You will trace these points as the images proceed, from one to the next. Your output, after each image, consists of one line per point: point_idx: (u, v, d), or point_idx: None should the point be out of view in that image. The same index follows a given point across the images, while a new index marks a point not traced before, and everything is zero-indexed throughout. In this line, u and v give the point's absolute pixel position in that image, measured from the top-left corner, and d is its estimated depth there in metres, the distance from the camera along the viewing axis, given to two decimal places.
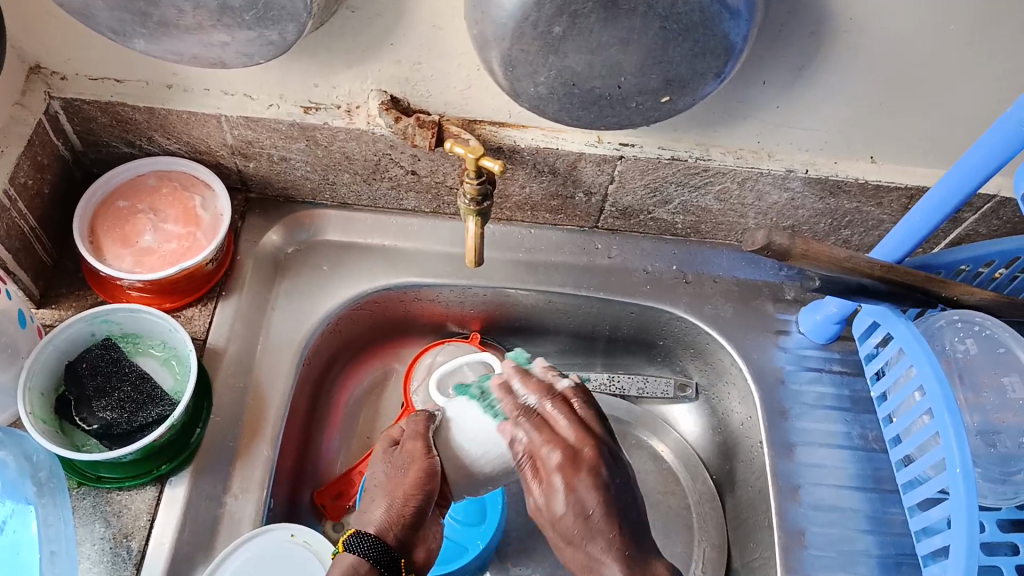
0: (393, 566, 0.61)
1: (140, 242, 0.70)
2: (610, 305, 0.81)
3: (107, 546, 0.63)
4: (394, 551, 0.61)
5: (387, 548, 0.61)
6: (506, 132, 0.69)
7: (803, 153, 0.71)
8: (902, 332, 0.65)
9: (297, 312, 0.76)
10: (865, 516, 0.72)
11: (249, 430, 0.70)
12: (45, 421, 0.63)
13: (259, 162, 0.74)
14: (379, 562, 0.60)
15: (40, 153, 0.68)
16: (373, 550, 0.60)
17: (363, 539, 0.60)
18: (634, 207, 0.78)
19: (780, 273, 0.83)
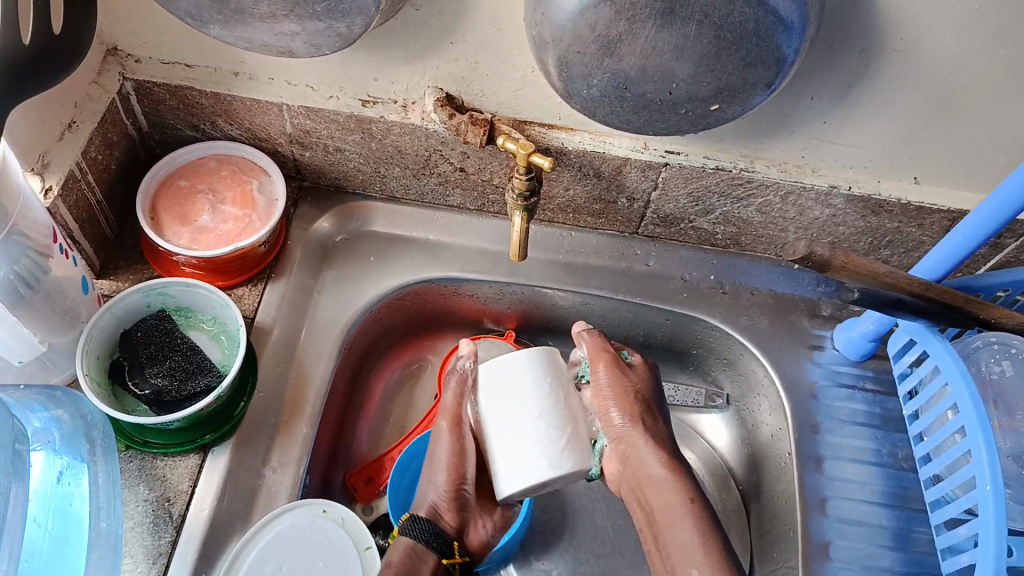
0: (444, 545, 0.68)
1: (198, 221, 0.73)
2: (647, 310, 0.83)
3: (149, 508, 0.65)
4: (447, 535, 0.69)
5: (439, 531, 0.68)
6: (555, 134, 0.71)
7: (847, 170, 0.72)
8: (938, 350, 0.66)
9: (341, 298, 0.79)
10: (891, 533, 0.72)
11: (290, 407, 0.72)
12: (99, 383, 0.66)
13: (315, 151, 0.77)
14: (430, 540, 0.67)
15: (111, 131, 0.72)
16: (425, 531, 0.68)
17: (417, 524, 0.68)
18: (675, 215, 0.79)
19: (817, 288, 0.84)
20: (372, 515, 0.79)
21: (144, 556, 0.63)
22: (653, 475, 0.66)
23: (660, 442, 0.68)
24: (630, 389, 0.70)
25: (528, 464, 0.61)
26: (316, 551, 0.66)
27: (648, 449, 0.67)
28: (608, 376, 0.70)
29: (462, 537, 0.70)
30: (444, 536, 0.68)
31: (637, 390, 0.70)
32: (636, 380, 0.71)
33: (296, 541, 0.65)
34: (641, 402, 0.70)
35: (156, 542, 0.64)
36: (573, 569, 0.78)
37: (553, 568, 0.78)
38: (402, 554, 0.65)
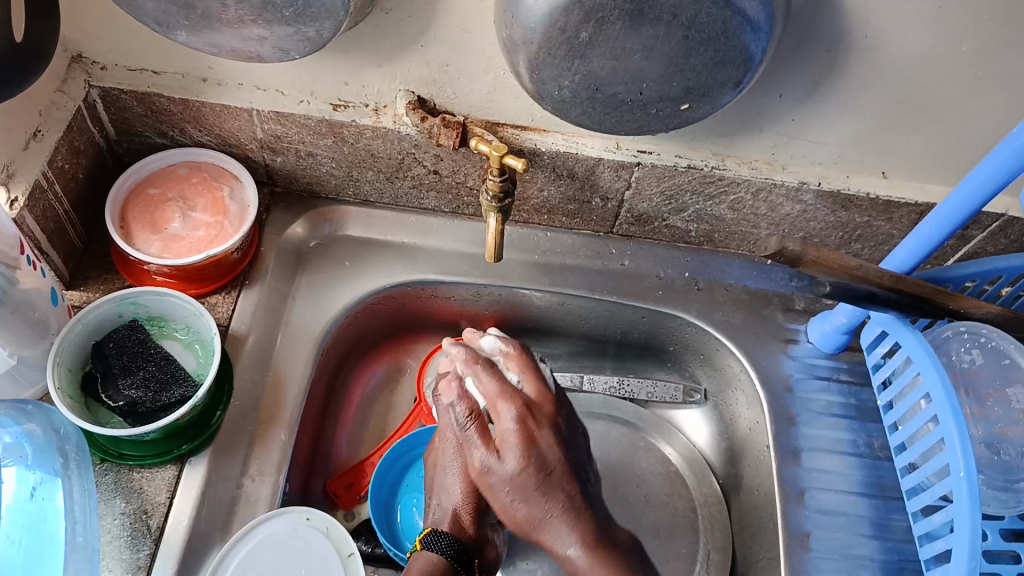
0: (465, 565, 0.66)
1: (169, 229, 0.72)
2: (623, 308, 0.83)
3: (126, 521, 0.64)
4: (469, 550, 0.67)
5: (461, 547, 0.66)
6: (527, 135, 0.71)
7: (816, 166, 0.73)
8: (909, 341, 0.67)
9: (317, 303, 0.78)
10: (869, 522, 0.73)
11: (268, 415, 0.72)
12: (71, 396, 0.65)
13: (287, 156, 0.76)
14: (455, 558, 0.65)
15: (77, 140, 0.71)
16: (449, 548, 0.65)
17: (442, 539, 0.66)
18: (649, 214, 0.80)
19: (790, 283, 0.85)
20: (353, 522, 0.78)
21: (122, 569, 0.62)
22: (569, 559, 0.66)
23: (568, 505, 0.66)
24: (534, 451, 0.65)
25: None
26: (300, 559, 0.65)
27: (554, 538, 0.66)
28: (483, 463, 0.65)
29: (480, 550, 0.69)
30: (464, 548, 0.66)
31: (514, 467, 0.65)
32: (512, 455, 0.65)
33: (277, 549, 0.65)
34: (545, 466, 0.65)
35: (134, 556, 0.63)
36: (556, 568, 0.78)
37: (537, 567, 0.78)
38: (425, 566, 0.64)
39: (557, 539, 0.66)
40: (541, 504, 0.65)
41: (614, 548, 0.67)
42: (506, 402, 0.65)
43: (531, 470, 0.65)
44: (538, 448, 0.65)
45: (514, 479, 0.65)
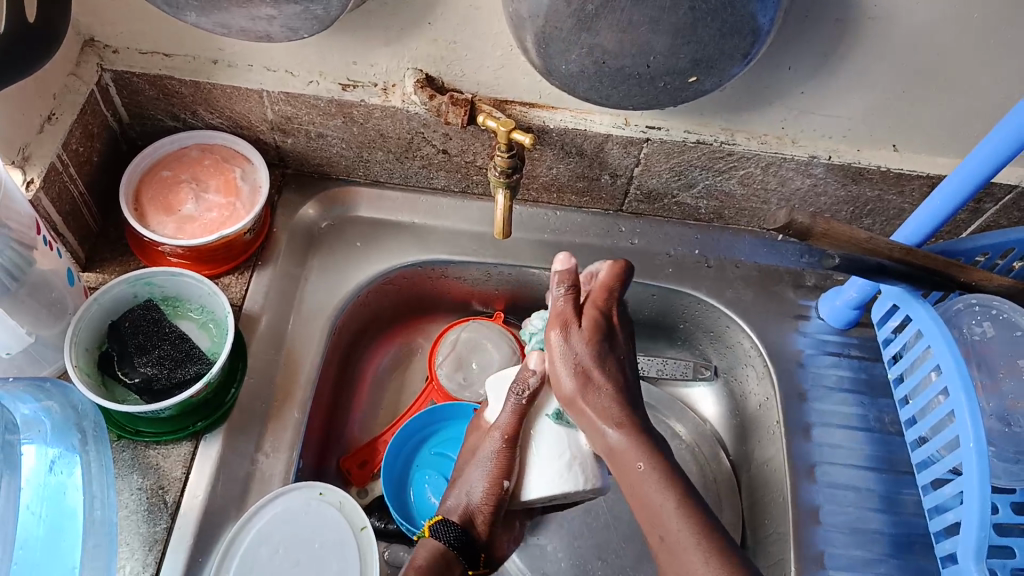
0: (469, 558, 0.68)
1: (182, 210, 0.73)
2: (633, 287, 0.83)
3: (144, 496, 0.65)
4: (477, 544, 0.69)
5: (469, 538, 0.68)
6: (536, 113, 0.71)
7: (826, 140, 0.73)
8: (920, 314, 0.67)
9: (329, 283, 0.79)
10: (879, 496, 0.73)
11: (282, 393, 0.73)
12: (88, 374, 0.66)
13: (297, 137, 0.77)
14: (459, 549, 0.67)
15: (90, 123, 0.71)
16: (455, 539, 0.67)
17: (450, 530, 0.67)
18: (658, 191, 0.80)
19: (801, 259, 0.85)
20: (367, 498, 0.79)
21: (140, 542, 0.64)
22: (608, 440, 0.63)
23: (614, 407, 0.64)
24: (602, 341, 0.66)
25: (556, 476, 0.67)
26: (312, 532, 0.67)
27: (596, 414, 0.64)
28: (556, 345, 0.65)
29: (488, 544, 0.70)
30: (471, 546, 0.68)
31: (584, 350, 0.65)
32: (585, 337, 0.65)
33: (290, 523, 0.66)
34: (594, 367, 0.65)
35: (151, 529, 0.64)
36: (568, 543, 0.79)
37: (548, 542, 0.79)
38: (428, 560, 0.65)
39: (595, 415, 0.64)
40: (591, 396, 0.64)
41: (660, 450, 0.63)
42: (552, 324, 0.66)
43: (600, 357, 0.65)
44: (607, 340, 0.66)
45: (567, 381, 0.65)
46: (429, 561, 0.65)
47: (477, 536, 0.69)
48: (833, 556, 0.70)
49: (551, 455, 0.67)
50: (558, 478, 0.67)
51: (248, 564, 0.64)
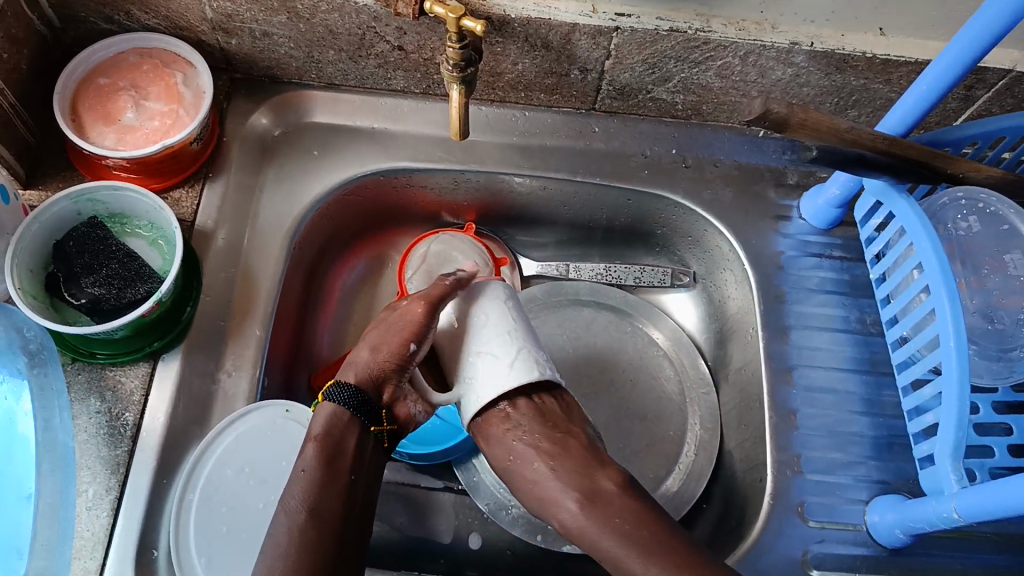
0: (373, 419, 0.63)
1: (123, 119, 0.69)
2: (608, 191, 0.79)
3: (101, 420, 0.64)
4: (378, 402, 0.64)
5: (367, 399, 0.63)
6: (495, 0, 0.64)
7: (808, 25, 0.67)
8: (903, 211, 0.64)
9: (286, 195, 0.75)
10: (859, 398, 0.71)
11: (240, 310, 0.70)
12: (34, 297, 0.63)
13: (242, 38, 0.72)
14: (358, 410, 0.62)
15: (14, 27, 0.66)
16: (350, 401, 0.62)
17: (345, 392, 0.62)
18: (632, 86, 0.75)
19: (783, 156, 0.81)
20: None
21: (101, 466, 0.62)
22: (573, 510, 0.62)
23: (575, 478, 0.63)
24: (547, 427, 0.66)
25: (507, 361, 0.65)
26: (279, 450, 0.67)
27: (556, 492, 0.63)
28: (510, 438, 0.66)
29: (389, 405, 0.65)
30: (374, 404, 0.63)
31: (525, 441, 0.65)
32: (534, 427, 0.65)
33: (256, 441, 0.66)
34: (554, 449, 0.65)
35: (112, 453, 0.63)
36: None
37: None
38: (325, 425, 0.61)
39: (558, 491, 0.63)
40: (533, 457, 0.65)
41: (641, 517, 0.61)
42: (522, 393, 0.67)
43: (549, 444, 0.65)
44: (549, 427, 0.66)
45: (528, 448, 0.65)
46: (328, 427, 0.61)
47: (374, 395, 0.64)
48: (810, 460, 0.69)
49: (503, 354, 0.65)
50: (486, 328, 0.66)
51: (214, 485, 0.64)
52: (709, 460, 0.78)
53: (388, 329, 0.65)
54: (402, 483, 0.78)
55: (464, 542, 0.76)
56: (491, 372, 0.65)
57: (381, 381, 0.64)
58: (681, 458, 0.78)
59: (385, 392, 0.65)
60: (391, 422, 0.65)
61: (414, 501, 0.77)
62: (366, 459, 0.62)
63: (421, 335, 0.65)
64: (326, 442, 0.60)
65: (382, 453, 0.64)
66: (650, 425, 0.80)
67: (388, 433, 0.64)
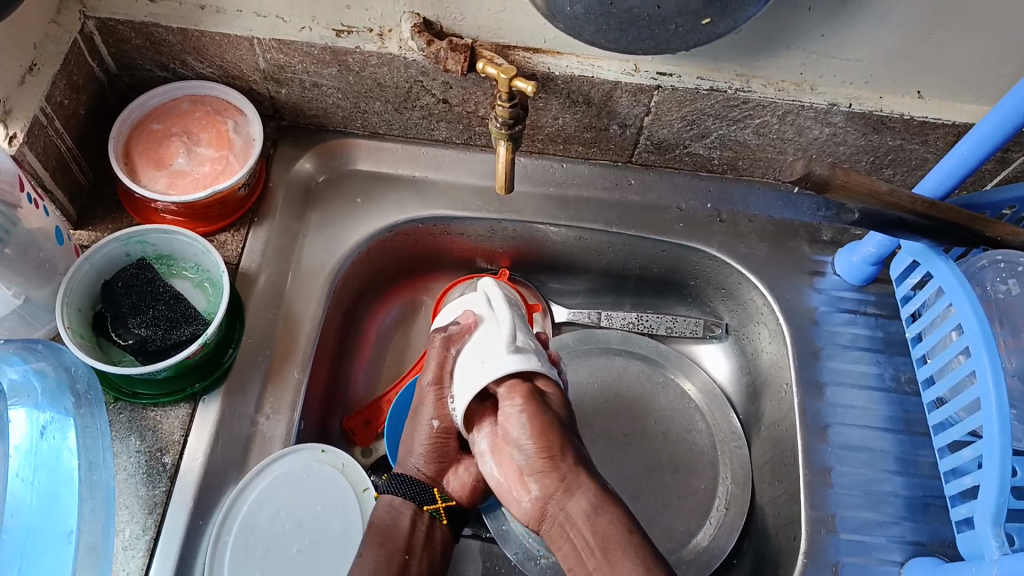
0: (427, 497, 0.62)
1: (174, 164, 0.71)
2: (642, 243, 0.80)
3: (142, 459, 0.65)
4: (430, 482, 0.63)
5: (418, 482, 0.62)
6: (540, 59, 0.67)
7: (846, 87, 0.69)
8: (942, 270, 0.65)
9: (328, 240, 0.77)
10: (894, 457, 0.71)
11: (281, 353, 0.71)
12: (82, 336, 0.65)
13: (291, 87, 0.74)
14: (412, 493, 0.62)
15: (76, 74, 0.69)
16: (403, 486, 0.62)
17: (400, 480, 0.63)
18: (669, 141, 0.76)
19: (817, 213, 0.81)
20: (370, 458, 0.79)
21: (139, 506, 0.63)
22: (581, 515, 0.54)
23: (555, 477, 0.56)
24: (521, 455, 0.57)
25: (485, 351, 0.60)
26: (314, 494, 0.67)
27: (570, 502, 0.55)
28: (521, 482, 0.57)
29: (440, 483, 0.63)
30: (424, 486, 0.62)
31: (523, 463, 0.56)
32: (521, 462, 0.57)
33: (291, 485, 0.66)
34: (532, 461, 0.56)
35: (151, 493, 0.64)
36: None
37: None
38: (382, 513, 0.61)
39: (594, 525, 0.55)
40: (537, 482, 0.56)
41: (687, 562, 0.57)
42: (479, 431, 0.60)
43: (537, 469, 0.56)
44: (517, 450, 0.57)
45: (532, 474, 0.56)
46: (382, 513, 0.61)
47: (427, 475, 0.63)
48: (844, 519, 0.68)
49: (495, 330, 0.62)
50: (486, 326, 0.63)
51: (249, 527, 0.64)
52: (741, 515, 0.77)
53: (423, 389, 0.63)
54: None
55: None
56: (476, 356, 0.60)
57: (427, 463, 0.63)
58: (712, 513, 0.78)
59: (436, 471, 0.63)
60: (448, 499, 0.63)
61: None
62: (422, 543, 0.61)
63: (440, 369, 0.62)
64: (381, 531, 0.60)
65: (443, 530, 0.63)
66: (681, 477, 0.80)
67: (445, 509, 0.63)
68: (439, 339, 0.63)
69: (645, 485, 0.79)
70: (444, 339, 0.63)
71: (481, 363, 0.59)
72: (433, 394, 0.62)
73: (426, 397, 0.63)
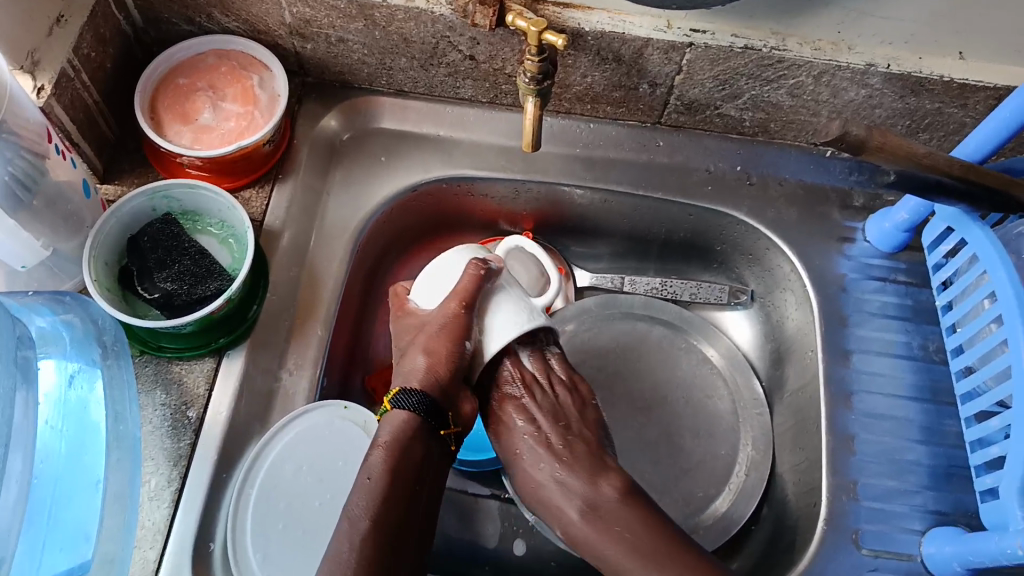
0: (441, 422, 0.60)
1: (200, 119, 0.70)
2: (668, 206, 0.79)
3: (168, 413, 0.66)
4: (444, 403, 0.61)
5: (434, 403, 0.60)
6: (570, 14, 0.65)
7: (886, 47, 0.66)
8: (976, 236, 0.63)
9: (351, 199, 0.77)
10: (919, 427, 0.70)
11: (304, 311, 0.72)
12: (109, 289, 0.66)
13: (317, 42, 0.73)
14: (428, 415, 0.59)
15: (102, 26, 0.68)
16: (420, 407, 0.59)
17: (415, 400, 0.59)
18: (700, 101, 0.75)
19: (850, 177, 0.79)
20: None
21: (165, 458, 0.64)
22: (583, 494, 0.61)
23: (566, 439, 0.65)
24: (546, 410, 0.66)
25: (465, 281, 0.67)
26: (336, 450, 0.67)
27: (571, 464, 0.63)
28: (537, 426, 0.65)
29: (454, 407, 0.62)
30: (440, 409, 0.60)
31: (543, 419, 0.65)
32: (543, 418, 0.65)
33: (313, 441, 0.67)
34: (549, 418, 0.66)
35: (176, 445, 0.65)
36: None
37: None
38: (394, 434, 0.58)
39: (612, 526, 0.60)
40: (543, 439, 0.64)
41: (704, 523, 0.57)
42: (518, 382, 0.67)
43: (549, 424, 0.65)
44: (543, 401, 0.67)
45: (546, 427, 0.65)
46: (397, 433, 0.58)
47: (442, 398, 0.61)
48: (866, 487, 0.68)
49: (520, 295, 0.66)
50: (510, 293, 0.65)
51: (270, 483, 0.65)
52: (761, 480, 0.77)
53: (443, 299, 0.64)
54: (452, 487, 0.79)
55: (510, 547, 0.76)
56: (507, 311, 0.64)
57: (446, 382, 0.61)
58: (732, 478, 0.78)
59: (449, 393, 0.61)
60: (458, 424, 0.62)
61: (461, 507, 0.78)
62: (431, 475, 0.59)
63: (471, 290, 0.63)
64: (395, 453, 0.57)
65: (450, 457, 0.62)
66: (702, 442, 0.80)
67: (456, 435, 0.62)
68: (475, 265, 0.64)
69: (665, 449, 0.79)
70: (481, 268, 0.64)
71: (501, 326, 0.63)
72: (458, 313, 0.62)
73: (454, 308, 0.63)
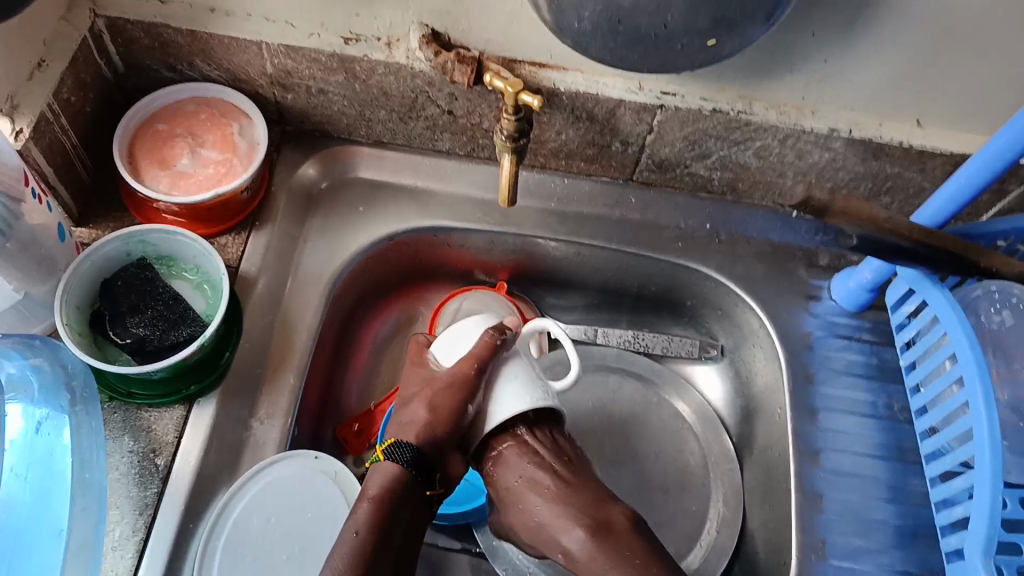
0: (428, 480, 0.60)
1: (177, 165, 0.71)
2: (641, 261, 0.81)
3: (134, 460, 0.64)
4: (436, 462, 0.61)
5: (427, 459, 0.60)
6: (546, 73, 0.67)
7: (846, 112, 0.69)
8: (936, 299, 0.65)
9: (328, 247, 0.77)
10: (885, 485, 0.71)
11: (276, 358, 0.71)
12: (80, 334, 0.65)
13: (297, 93, 0.74)
14: (419, 471, 0.59)
15: (83, 72, 0.69)
16: (412, 459, 0.59)
17: (404, 453, 0.59)
18: (671, 161, 0.77)
19: (816, 237, 0.82)
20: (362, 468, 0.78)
21: (130, 507, 0.62)
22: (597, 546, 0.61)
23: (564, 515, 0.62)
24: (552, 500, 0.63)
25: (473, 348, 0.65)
26: (303, 501, 0.66)
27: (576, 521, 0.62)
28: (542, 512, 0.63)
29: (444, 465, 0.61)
30: (430, 470, 0.60)
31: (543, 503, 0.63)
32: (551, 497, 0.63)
33: (282, 493, 0.66)
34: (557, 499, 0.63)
35: (142, 494, 0.63)
36: None
37: None
38: (383, 486, 0.58)
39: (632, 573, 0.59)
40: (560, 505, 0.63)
41: None
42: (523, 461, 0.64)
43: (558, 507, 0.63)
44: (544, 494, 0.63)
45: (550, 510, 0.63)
46: (386, 485, 0.58)
47: (434, 457, 0.60)
48: (834, 545, 0.68)
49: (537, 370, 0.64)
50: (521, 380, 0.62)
51: (239, 534, 0.63)
52: (732, 538, 0.76)
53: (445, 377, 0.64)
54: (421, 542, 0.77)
55: None
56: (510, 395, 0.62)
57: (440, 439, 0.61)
58: (703, 535, 0.77)
59: (443, 451, 0.61)
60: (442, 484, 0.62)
61: (431, 561, 0.77)
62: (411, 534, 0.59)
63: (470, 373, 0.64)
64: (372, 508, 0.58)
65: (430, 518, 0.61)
66: (673, 498, 0.79)
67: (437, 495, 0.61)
68: (490, 334, 0.63)
69: (637, 505, 0.79)
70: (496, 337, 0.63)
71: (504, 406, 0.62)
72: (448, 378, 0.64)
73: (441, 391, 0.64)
